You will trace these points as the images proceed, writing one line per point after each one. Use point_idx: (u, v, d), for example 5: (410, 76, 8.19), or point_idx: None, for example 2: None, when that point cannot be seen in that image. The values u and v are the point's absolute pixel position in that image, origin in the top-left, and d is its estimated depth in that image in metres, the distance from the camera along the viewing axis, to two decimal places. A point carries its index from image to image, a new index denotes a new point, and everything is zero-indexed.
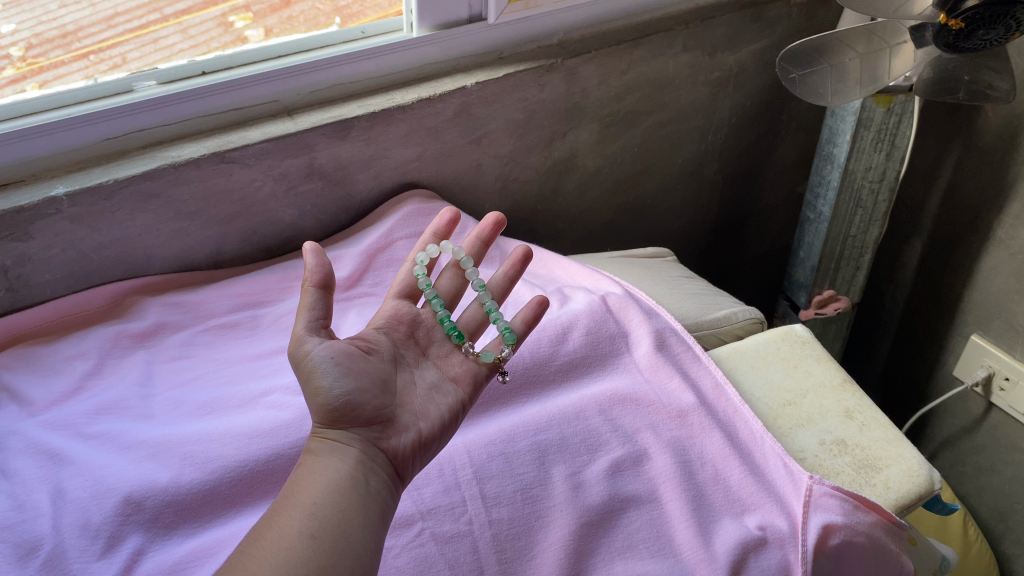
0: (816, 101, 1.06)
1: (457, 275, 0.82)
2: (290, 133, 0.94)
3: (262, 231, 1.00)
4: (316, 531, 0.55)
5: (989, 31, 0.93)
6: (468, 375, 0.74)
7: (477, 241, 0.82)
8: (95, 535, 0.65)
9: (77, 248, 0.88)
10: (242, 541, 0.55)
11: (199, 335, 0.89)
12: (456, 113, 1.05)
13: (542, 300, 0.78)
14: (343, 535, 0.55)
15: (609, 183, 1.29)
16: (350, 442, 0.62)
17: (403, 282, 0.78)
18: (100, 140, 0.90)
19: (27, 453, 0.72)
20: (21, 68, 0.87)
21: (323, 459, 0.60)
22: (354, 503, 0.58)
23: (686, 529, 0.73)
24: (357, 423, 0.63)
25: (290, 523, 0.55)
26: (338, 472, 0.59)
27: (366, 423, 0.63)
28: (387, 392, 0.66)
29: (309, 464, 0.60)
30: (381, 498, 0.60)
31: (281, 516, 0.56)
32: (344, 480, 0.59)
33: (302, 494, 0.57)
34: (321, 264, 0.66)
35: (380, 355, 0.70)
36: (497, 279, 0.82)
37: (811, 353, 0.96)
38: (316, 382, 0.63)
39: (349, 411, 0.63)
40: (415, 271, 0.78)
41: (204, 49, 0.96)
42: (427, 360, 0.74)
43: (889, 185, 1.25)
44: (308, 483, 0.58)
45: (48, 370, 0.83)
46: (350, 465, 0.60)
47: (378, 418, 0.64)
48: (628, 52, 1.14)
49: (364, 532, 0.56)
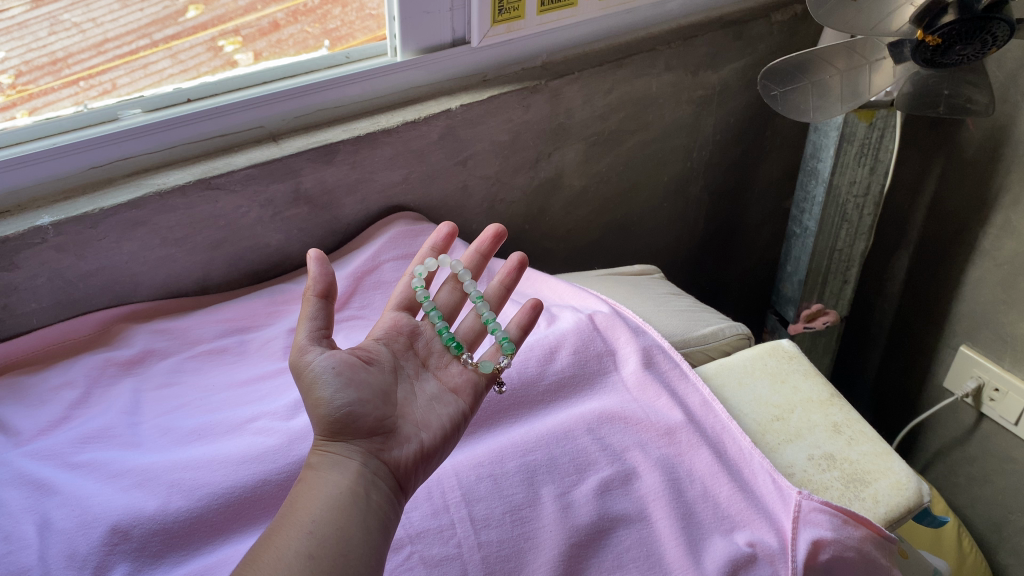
0: (799, 117, 1.07)
1: (456, 288, 0.83)
2: (275, 159, 0.95)
3: (249, 256, 1.01)
4: (315, 550, 0.54)
5: (966, 46, 0.94)
6: (468, 384, 0.74)
7: (477, 254, 0.83)
8: (82, 565, 0.65)
9: (63, 277, 0.89)
10: (241, 561, 0.55)
11: (187, 362, 0.89)
12: (441, 135, 1.06)
13: (536, 304, 0.79)
14: (342, 553, 0.55)
15: (596, 201, 1.30)
16: (351, 456, 0.62)
17: (401, 295, 0.79)
18: (86, 168, 0.91)
19: (13, 483, 0.72)
20: (11, 96, 0.87)
21: (324, 473, 0.60)
22: (353, 519, 0.57)
23: (675, 547, 0.73)
24: (360, 434, 0.63)
25: (288, 543, 0.55)
26: (338, 487, 0.59)
27: (366, 437, 0.63)
28: (389, 402, 0.67)
29: (310, 478, 0.60)
30: (382, 511, 0.59)
31: (279, 535, 0.56)
32: (343, 495, 0.58)
33: (300, 512, 0.57)
34: (324, 273, 0.67)
35: (380, 365, 0.70)
36: (492, 289, 0.82)
37: (798, 368, 0.97)
38: (317, 393, 0.64)
39: (350, 424, 0.63)
40: (413, 284, 0.79)
41: (193, 74, 0.97)
42: (426, 371, 0.74)
43: (873, 199, 1.27)
44: (307, 500, 0.58)
45: (35, 399, 0.83)
46: (351, 478, 0.60)
47: (379, 430, 0.64)
48: (611, 72, 1.15)
49: (364, 548, 0.56)
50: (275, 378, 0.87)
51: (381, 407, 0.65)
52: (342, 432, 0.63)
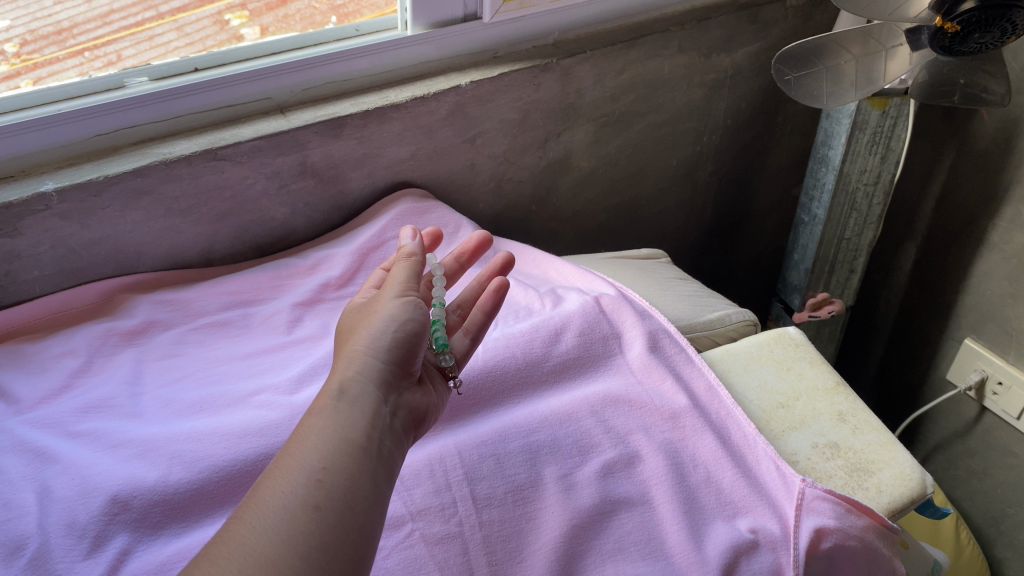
0: (811, 103, 1.06)
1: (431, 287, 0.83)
2: (282, 131, 0.94)
3: (254, 229, 1.00)
4: (320, 501, 0.49)
5: (984, 35, 0.92)
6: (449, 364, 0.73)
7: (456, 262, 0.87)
8: (82, 534, 0.64)
9: (66, 245, 0.88)
10: (230, 512, 0.48)
11: (190, 334, 0.89)
12: (450, 112, 1.04)
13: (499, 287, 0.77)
14: (348, 506, 0.49)
15: (604, 183, 1.29)
16: (378, 388, 0.58)
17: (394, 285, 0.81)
18: (91, 136, 0.90)
19: (13, 451, 0.71)
20: (15, 64, 0.86)
21: (346, 404, 0.55)
22: (361, 466, 0.52)
23: (678, 531, 0.72)
24: (398, 365, 0.61)
25: (289, 490, 0.49)
26: (354, 429, 0.54)
27: (393, 374, 0.60)
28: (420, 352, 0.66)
29: (325, 406, 0.55)
30: (389, 460, 0.55)
31: (278, 480, 0.50)
32: (356, 438, 0.53)
33: (303, 454, 0.51)
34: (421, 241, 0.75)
35: None
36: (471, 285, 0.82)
37: (804, 356, 0.96)
38: (386, 308, 0.64)
39: (400, 349, 0.62)
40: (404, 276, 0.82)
41: (200, 47, 0.95)
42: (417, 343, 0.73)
43: (884, 188, 1.26)
44: (314, 441, 0.52)
45: (37, 367, 0.82)
46: (371, 410, 0.56)
47: (410, 368, 0.63)
48: (624, 52, 1.14)
49: (371, 500, 0.51)
50: (279, 352, 0.86)
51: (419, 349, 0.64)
52: (387, 355, 0.61)
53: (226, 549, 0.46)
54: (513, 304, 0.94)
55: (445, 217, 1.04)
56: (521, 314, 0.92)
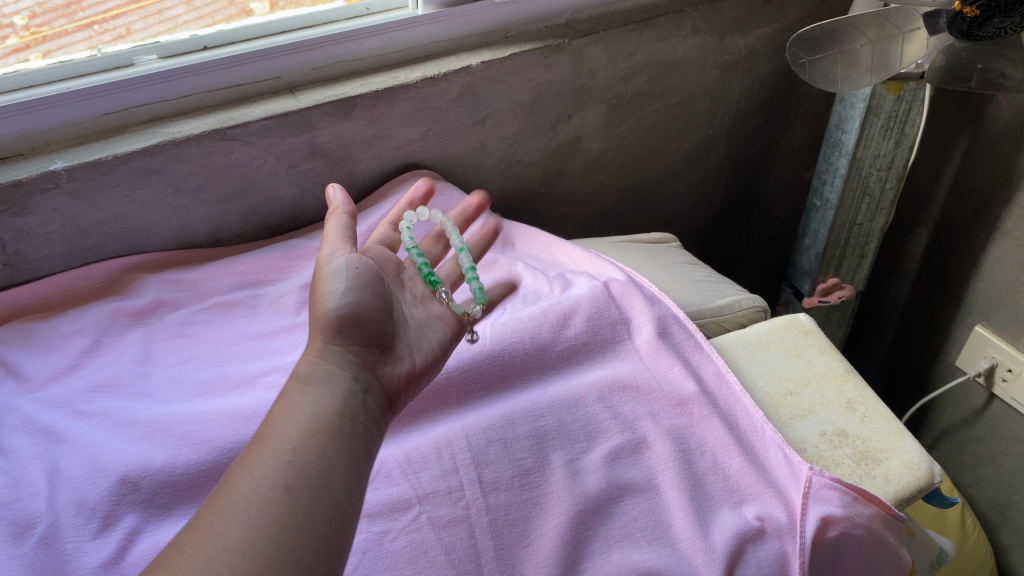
0: (826, 87, 1.05)
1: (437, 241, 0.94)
2: (291, 111, 0.93)
3: (263, 209, 1.00)
4: (291, 481, 0.52)
5: (1004, 19, 0.91)
6: (450, 317, 0.81)
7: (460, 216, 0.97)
8: (91, 514, 0.65)
9: (75, 224, 0.88)
10: (211, 494, 0.52)
11: (198, 314, 0.89)
12: (460, 92, 1.03)
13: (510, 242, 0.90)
14: (320, 484, 0.53)
15: (614, 165, 1.28)
16: (346, 367, 0.64)
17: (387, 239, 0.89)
18: (100, 114, 0.90)
19: (22, 430, 0.72)
20: (24, 37, 0.87)
21: (311, 389, 0.60)
22: (336, 445, 0.56)
23: (684, 518, 0.72)
24: (361, 341, 0.67)
25: (263, 470, 0.52)
26: (324, 407, 0.58)
27: (358, 351, 0.66)
28: (390, 318, 0.72)
29: (294, 393, 0.59)
30: (365, 433, 0.59)
31: (253, 460, 0.53)
32: (326, 417, 0.57)
33: (276, 435, 0.55)
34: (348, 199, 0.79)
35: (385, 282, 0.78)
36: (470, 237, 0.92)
37: (814, 343, 0.95)
38: (329, 286, 0.69)
39: (355, 324, 0.67)
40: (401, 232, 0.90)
41: (209, 22, 0.95)
42: (411, 301, 0.80)
43: (897, 172, 1.25)
44: (287, 421, 0.56)
45: (46, 345, 0.83)
46: (340, 398, 0.60)
47: (378, 340, 0.69)
48: (636, 33, 1.12)
49: (343, 474, 0.55)
50: (287, 334, 0.86)
51: (379, 320, 0.70)
52: (342, 335, 0.66)
53: (204, 527, 0.49)
54: (521, 289, 0.93)
55: (455, 199, 1.04)
56: (529, 299, 0.91)
